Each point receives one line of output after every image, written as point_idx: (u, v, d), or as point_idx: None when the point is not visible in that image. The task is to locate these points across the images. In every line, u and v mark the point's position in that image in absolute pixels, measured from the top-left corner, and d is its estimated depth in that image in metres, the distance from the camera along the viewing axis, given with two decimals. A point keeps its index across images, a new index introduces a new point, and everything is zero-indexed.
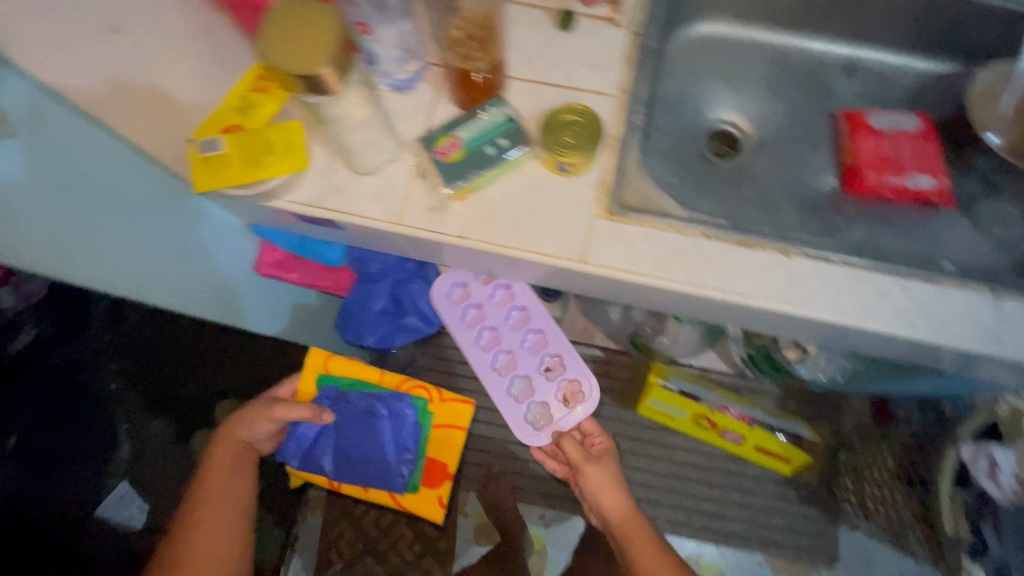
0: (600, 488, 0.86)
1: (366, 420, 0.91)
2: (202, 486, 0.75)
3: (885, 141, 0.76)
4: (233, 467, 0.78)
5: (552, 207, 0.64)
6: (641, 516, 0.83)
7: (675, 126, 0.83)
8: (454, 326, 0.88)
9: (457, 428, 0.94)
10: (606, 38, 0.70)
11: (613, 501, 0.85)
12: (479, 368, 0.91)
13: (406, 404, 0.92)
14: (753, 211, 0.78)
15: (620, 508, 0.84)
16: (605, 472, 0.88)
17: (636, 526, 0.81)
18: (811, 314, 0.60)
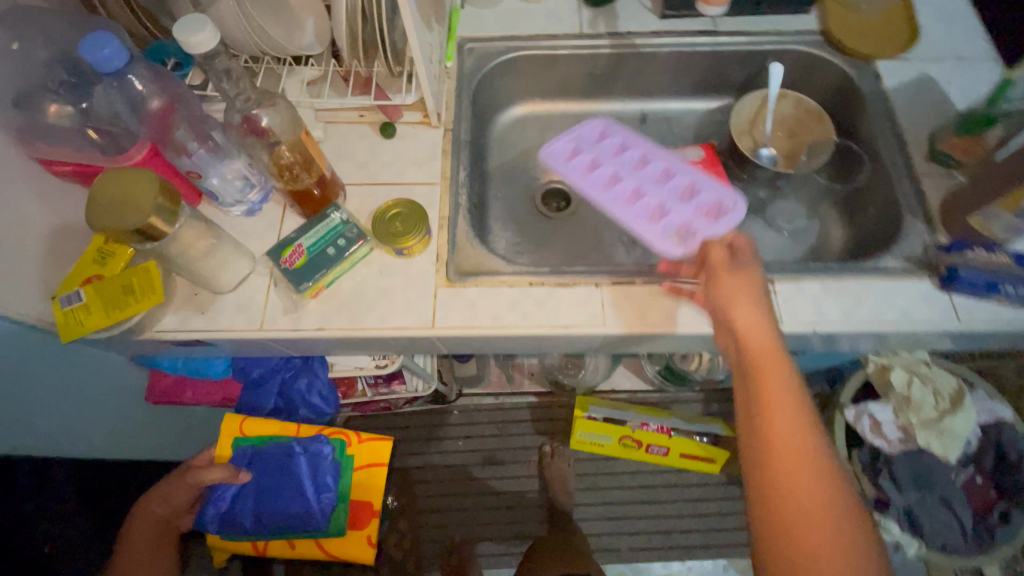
0: (753, 357, 0.57)
1: (284, 470, 0.90)
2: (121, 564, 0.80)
3: (678, 174, 0.92)
4: (149, 542, 0.84)
5: (398, 287, 0.73)
6: (812, 446, 0.51)
7: (511, 193, 0.97)
8: (602, 194, 0.87)
9: (379, 463, 0.94)
10: (426, 138, 0.84)
11: (740, 318, 0.60)
12: (619, 213, 0.89)
13: (323, 445, 0.91)
14: (586, 252, 0.92)
15: (767, 369, 0.55)
16: (769, 364, 0.56)
17: (793, 460, 0.51)
18: (628, 329, 0.71)
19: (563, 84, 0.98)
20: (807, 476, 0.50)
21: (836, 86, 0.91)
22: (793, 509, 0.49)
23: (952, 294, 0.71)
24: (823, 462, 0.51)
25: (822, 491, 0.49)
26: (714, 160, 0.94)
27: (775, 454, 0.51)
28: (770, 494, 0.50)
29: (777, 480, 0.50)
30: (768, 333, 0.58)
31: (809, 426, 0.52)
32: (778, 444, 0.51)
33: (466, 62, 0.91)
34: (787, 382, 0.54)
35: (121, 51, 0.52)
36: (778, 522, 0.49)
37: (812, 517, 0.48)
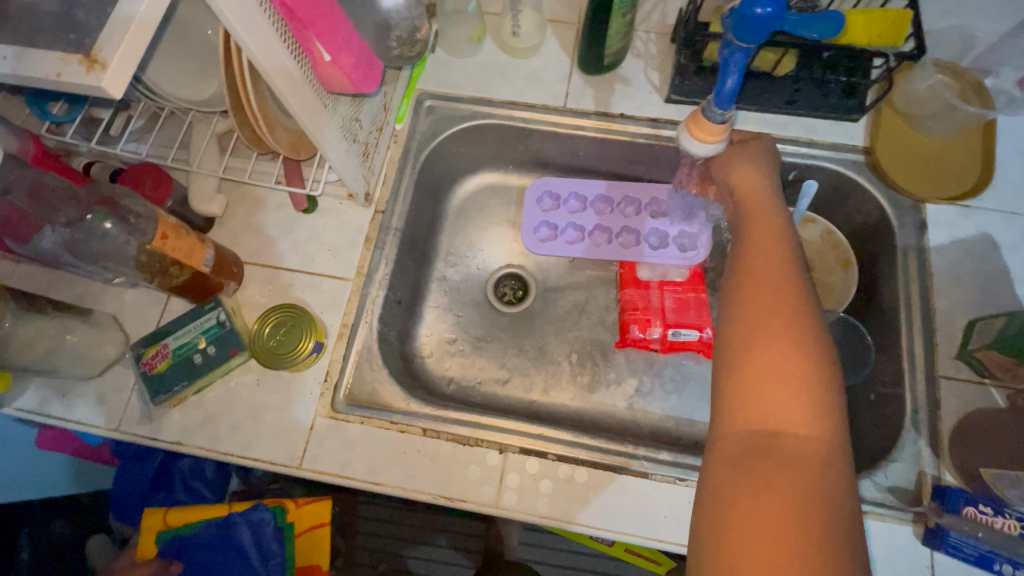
0: (750, 229, 0.51)
1: (224, 548, 0.74)
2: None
3: (652, 293, 0.77)
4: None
5: (276, 407, 0.63)
6: (786, 314, 0.43)
7: (458, 273, 0.84)
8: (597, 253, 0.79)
9: (325, 527, 0.77)
10: (350, 218, 0.71)
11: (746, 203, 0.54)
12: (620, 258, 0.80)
13: (262, 512, 0.74)
14: (527, 366, 0.79)
15: (762, 253, 0.48)
16: (768, 239, 0.49)
17: (761, 311, 0.44)
18: (520, 514, 0.59)
19: (540, 156, 0.82)
20: (779, 354, 0.41)
21: (871, 221, 0.73)
22: (767, 407, 0.39)
23: (936, 553, 0.56)
24: (811, 350, 0.41)
25: (804, 409, 0.39)
26: (700, 284, 0.77)
27: (753, 362, 0.42)
28: (737, 392, 0.41)
29: (747, 354, 0.42)
30: (774, 220, 0.51)
31: (793, 307, 0.44)
32: (751, 341, 0.43)
33: (421, 123, 0.76)
34: (778, 264, 0.47)
35: None
36: (747, 425, 0.39)
37: (787, 420, 0.39)
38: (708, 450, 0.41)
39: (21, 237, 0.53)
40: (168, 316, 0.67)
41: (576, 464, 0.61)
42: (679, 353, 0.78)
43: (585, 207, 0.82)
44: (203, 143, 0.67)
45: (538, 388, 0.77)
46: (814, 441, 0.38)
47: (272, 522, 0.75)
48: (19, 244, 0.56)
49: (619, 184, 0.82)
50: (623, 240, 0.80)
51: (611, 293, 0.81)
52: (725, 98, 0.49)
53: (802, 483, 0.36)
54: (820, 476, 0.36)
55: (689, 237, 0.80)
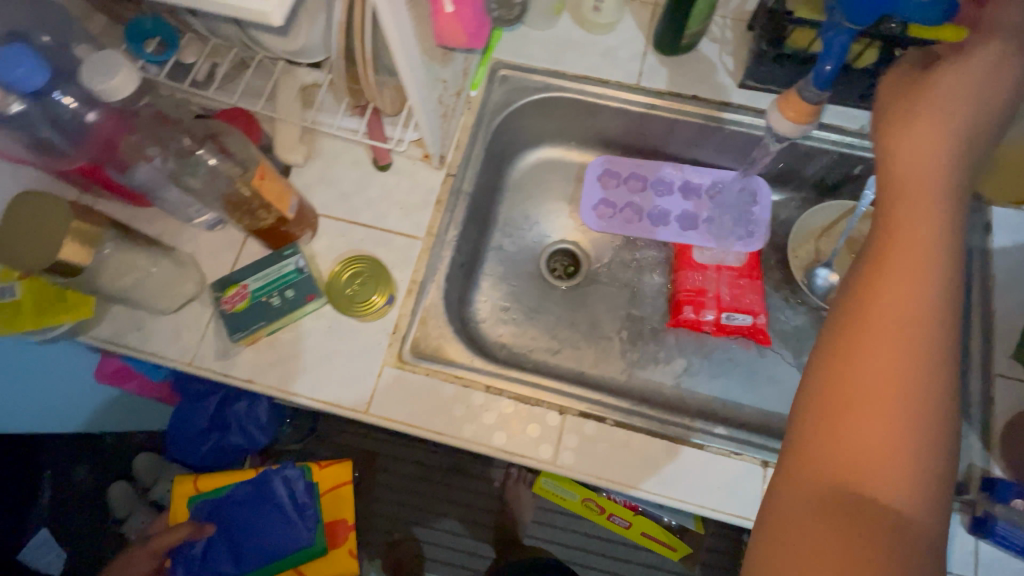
0: (891, 210, 0.40)
1: (257, 504, 0.78)
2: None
3: (708, 276, 0.78)
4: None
5: (346, 355, 0.66)
6: (914, 348, 0.36)
7: (514, 246, 0.85)
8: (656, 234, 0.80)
9: (347, 485, 0.84)
10: (422, 180, 0.72)
11: (912, 175, 0.40)
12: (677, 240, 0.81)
13: (291, 467, 0.80)
14: (578, 339, 0.80)
15: (902, 259, 0.38)
16: (919, 227, 0.38)
17: (886, 337, 0.36)
18: (575, 474, 0.61)
19: (605, 134, 0.83)
20: (889, 402, 0.35)
21: None
22: (859, 459, 0.34)
23: (980, 541, 0.58)
24: (930, 402, 0.35)
25: (903, 470, 0.34)
26: (755, 272, 0.79)
27: (854, 404, 0.36)
28: (827, 430, 0.36)
29: (848, 388, 0.36)
30: (936, 207, 0.38)
31: (923, 341, 0.36)
32: (855, 373, 0.36)
33: (495, 92, 0.77)
34: (926, 278, 0.37)
35: (41, 71, 0.45)
36: (825, 469, 0.35)
37: (878, 479, 0.34)
38: (776, 482, 0.37)
39: (122, 167, 0.56)
40: (244, 259, 0.69)
41: (633, 431, 0.62)
42: (728, 338, 0.79)
43: (647, 188, 0.83)
44: (288, 92, 0.69)
45: (589, 360, 0.78)
46: (910, 514, 0.33)
47: (302, 478, 0.81)
48: (121, 172, 0.58)
49: (681, 167, 0.83)
50: (682, 222, 0.81)
51: (665, 274, 0.83)
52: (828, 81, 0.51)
53: (879, 556, 0.32)
54: (906, 553, 0.32)
55: (747, 223, 0.81)
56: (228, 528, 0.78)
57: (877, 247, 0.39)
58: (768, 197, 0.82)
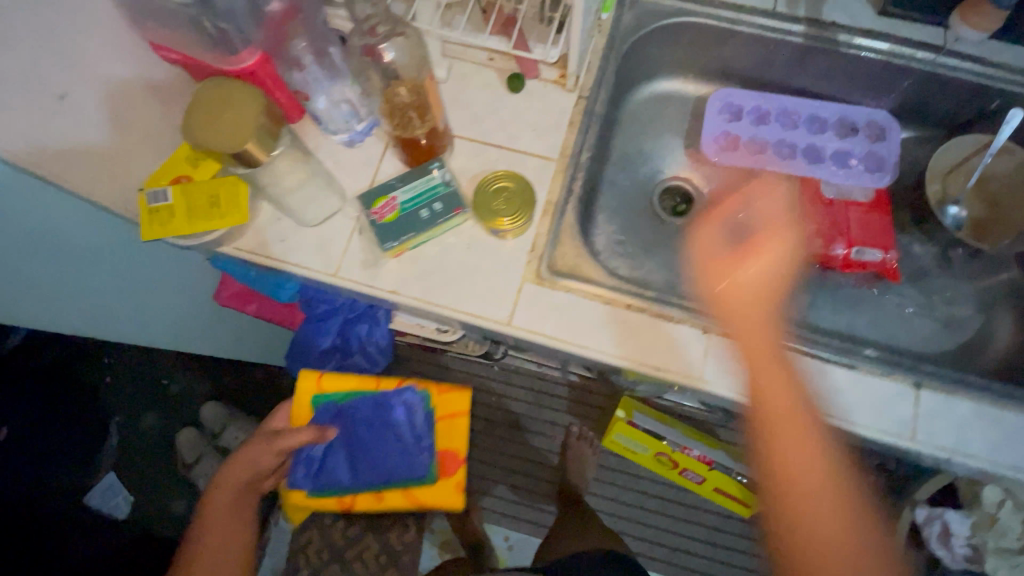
0: (700, 310, 0.62)
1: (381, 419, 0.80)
2: (203, 524, 0.72)
3: (834, 210, 0.77)
4: (224, 528, 0.72)
5: (486, 271, 0.66)
6: (800, 415, 0.55)
7: (628, 181, 0.84)
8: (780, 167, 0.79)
9: (462, 417, 0.82)
10: (554, 101, 0.71)
11: (737, 324, 0.60)
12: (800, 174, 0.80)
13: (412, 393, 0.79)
14: (698, 274, 0.79)
15: (772, 407, 0.55)
16: (756, 323, 0.60)
17: (790, 422, 0.55)
18: (722, 392, 0.60)
19: (728, 64, 0.81)
20: (805, 439, 0.54)
21: None
22: (811, 539, 0.50)
23: None
24: (832, 478, 0.53)
25: (817, 455, 0.54)
26: (883, 207, 0.77)
27: (788, 474, 0.53)
28: (785, 537, 0.52)
29: (787, 463, 0.53)
30: (778, 364, 0.57)
31: (810, 427, 0.55)
32: (796, 474, 0.53)
33: (625, 16, 0.76)
34: (798, 412, 0.55)
35: None
36: (793, 530, 0.52)
37: (821, 518, 0.51)
38: None
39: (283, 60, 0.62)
40: (382, 177, 0.69)
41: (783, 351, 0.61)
42: (853, 275, 0.77)
43: (769, 121, 0.81)
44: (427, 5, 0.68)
45: (710, 294, 0.77)
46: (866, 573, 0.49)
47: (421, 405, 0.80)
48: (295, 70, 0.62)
49: (805, 102, 0.82)
50: (805, 156, 0.80)
51: (784, 211, 0.82)
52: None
53: None
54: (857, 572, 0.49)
55: (873, 159, 0.79)
56: (348, 439, 0.78)
57: (769, 426, 0.55)
58: (898, 134, 0.80)
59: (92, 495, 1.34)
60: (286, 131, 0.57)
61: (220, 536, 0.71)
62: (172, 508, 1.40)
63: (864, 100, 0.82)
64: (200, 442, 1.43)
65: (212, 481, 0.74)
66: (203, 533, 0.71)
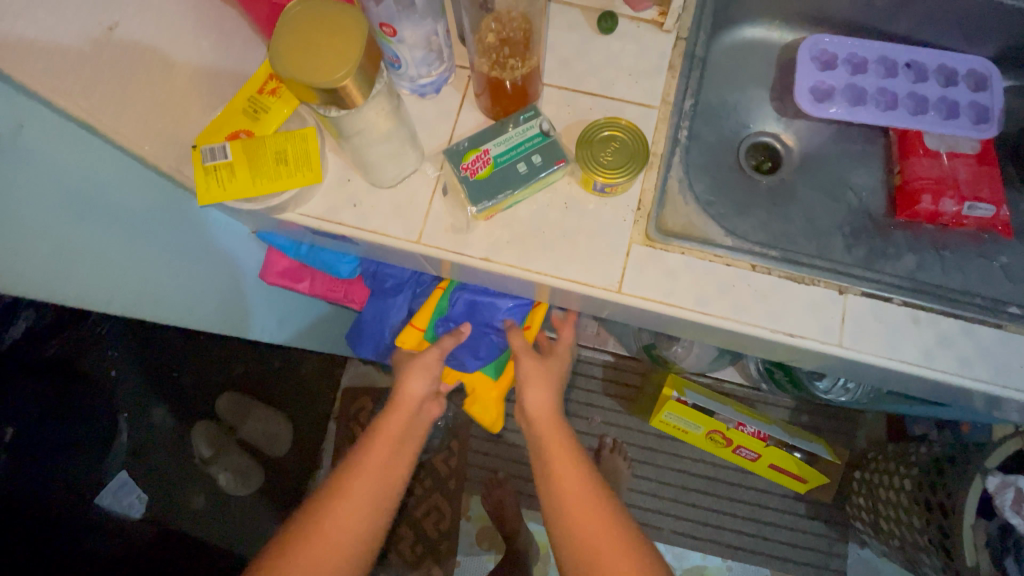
0: (526, 380, 0.75)
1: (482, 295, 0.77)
2: (362, 458, 0.65)
3: (943, 162, 0.71)
4: (384, 467, 0.65)
5: (589, 233, 0.59)
6: (569, 442, 0.70)
7: (713, 137, 0.77)
8: (880, 117, 0.73)
9: None
10: (651, 44, 0.64)
11: (535, 394, 0.75)
12: (902, 125, 0.73)
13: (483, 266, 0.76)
14: (796, 235, 0.73)
15: (557, 457, 0.68)
16: (552, 367, 0.79)
17: (569, 462, 0.67)
18: (861, 358, 0.55)
19: (821, 6, 0.75)
20: (570, 469, 0.66)
21: None
22: (568, 497, 0.63)
23: None
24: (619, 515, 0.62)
25: (585, 480, 0.65)
26: (991, 159, 0.72)
27: (569, 492, 0.64)
28: (564, 550, 0.60)
29: (572, 520, 0.61)
30: (556, 427, 0.72)
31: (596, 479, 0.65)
32: (581, 501, 0.63)
33: None
34: (564, 437, 0.70)
35: None
36: (581, 555, 0.58)
37: (595, 521, 0.60)
38: None
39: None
40: (462, 131, 0.62)
41: (924, 310, 0.56)
42: (962, 233, 0.72)
43: (863, 69, 0.75)
44: None
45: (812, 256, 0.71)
46: None
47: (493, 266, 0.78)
48: None
49: (901, 48, 0.76)
50: (905, 106, 0.74)
51: (881, 166, 0.76)
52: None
53: None
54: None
55: (978, 108, 0.74)
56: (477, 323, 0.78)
57: (546, 451, 0.69)
58: (1001, 82, 0.75)
59: (104, 494, 1.09)
60: (382, 73, 0.49)
61: (376, 475, 0.63)
62: (192, 506, 1.24)
63: (965, 46, 0.76)
64: (220, 434, 1.36)
65: (389, 404, 0.71)
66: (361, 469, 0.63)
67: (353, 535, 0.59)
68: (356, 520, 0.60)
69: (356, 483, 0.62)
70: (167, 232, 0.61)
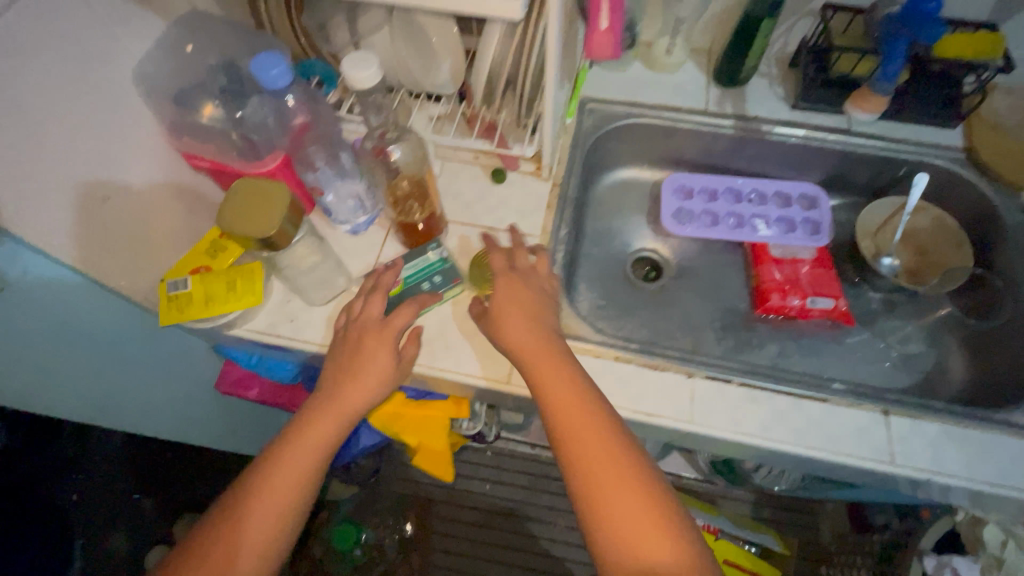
0: (502, 314, 0.65)
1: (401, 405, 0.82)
2: (311, 425, 0.61)
3: (787, 267, 0.87)
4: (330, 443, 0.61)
5: (483, 336, 0.71)
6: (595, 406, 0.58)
7: (602, 254, 0.94)
8: (731, 233, 0.90)
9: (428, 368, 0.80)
10: (533, 188, 0.82)
11: (524, 345, 0.63)
12: (749, 239, 0.90)
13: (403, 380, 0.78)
14: (674, 332, 0.86)
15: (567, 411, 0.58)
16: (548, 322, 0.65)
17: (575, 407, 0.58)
18: (713, 433, 0.65)
19: (675, 155, 0.96)
20: (593, 435, 0.56)
21: (976, 211, 0.86)
22: (590, 471, 0.55)
23: None
24: (643, 478, 0.55)
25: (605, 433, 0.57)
26: (827, 262, 0.88)
27: (590, 442, 0.56)
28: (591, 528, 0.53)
29: (583, 458, 0.56)
30: (560, 369, 0.61)
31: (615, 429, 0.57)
32: (596, 449, 0.56)
33: (585, 121, 0.90)
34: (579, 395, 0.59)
35: (287, 74, 0.55)
36: (592, 504, 0.54)
37: (626, 520, 0.52)
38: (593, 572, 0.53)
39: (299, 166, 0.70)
40: (384, 258, 0.77)
41: (761, 389, 0.67)
42: (814, 323, 0.86)
43: (714, 197, 0.94)
44: (420, 123, 0.82)
45: (687, 347, 0.84)
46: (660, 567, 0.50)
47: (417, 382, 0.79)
48: (308, 171, 0.71)
49: (743, 180, 0.96)
50: (749, 224, 0.92)
51: (742, 271, 0.92)
52: (887, 74, 0.78)
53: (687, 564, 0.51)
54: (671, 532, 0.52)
55: (809, 223, 0.92)
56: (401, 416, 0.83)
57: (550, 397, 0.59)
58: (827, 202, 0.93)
59: None
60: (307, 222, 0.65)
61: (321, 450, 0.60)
62: None
63: (794, 178, 0.97)
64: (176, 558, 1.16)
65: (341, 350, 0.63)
66: (308, 436, 0.60)
67: (295, 507, 0.59)
68: (298, 479, 0.59)
69: (303, 448, 0.60)
70: (134, 349, 0.73)
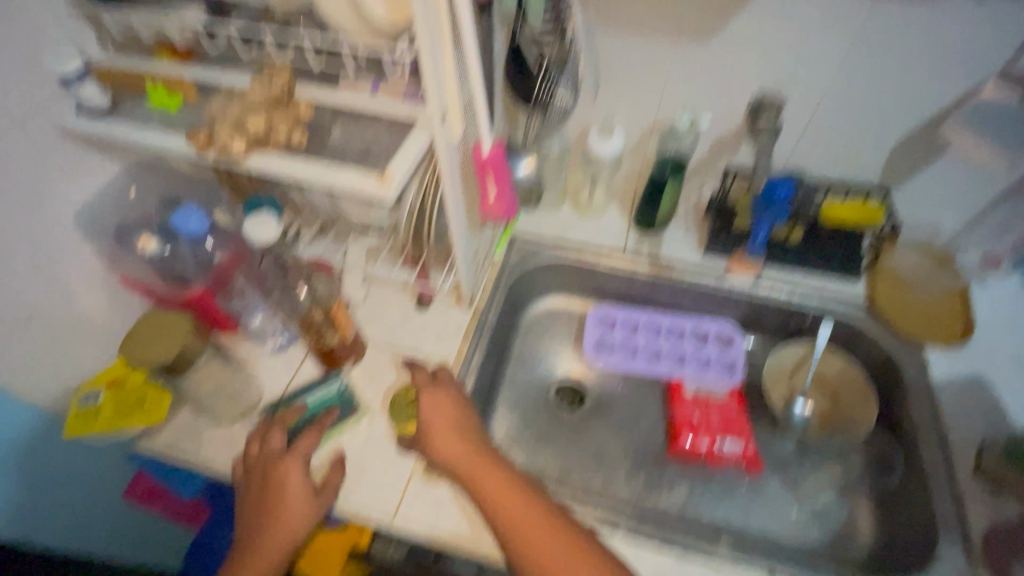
0: (433, 420, 0.70)
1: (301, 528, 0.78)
2: (267, 530, 0.64)
3: (701, 405, 0.89)
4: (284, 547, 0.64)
5: (378, 468, 0.73)
6: (518, 488, 0.65)
7: (526, 379, 0.97)
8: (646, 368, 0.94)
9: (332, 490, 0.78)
10: (453, 317, 0.87)
11: (453, 450, 0.68)
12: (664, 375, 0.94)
13: None
14: (587, 467, 0.87)
15: (496, 497, 0.64)
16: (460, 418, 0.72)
17: (508, 488, 0.65)
18: None
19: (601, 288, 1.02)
20: (518, 504, 0.63)
21: (880, 361, 0.90)
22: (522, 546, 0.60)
23: None
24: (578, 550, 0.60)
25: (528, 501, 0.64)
26: (741, 403, 0.90)
27: (525, 527, 0.61)
28: None
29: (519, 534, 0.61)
30: (485, 463, 0.68)
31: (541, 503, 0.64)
32: (530, 529, 0.61)
33: (512, 255, 0.97)
34: (506, 478, 0.66)
35: (200, 221, 0.68)
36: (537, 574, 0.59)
37: None
38: None
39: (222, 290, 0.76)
40: (299, 378, 0.80)
41: (646, 544, 0.66)
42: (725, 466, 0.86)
43: (634, 329, 0.98)
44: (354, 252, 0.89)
45: (597, 485, 0.85)
46: None
47: None
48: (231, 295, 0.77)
49: (665, 313, 1.00)
50: (667, 360, 0.95)
51: (661, 405, 0.94)
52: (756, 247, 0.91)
53: None
54: None
55: (724, 361, 0.94)
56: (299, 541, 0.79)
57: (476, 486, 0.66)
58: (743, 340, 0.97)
59: None
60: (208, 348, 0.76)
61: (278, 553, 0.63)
62: None
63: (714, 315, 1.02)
64: None
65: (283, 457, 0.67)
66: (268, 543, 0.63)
67: None
68: None
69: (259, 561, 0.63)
70: None
